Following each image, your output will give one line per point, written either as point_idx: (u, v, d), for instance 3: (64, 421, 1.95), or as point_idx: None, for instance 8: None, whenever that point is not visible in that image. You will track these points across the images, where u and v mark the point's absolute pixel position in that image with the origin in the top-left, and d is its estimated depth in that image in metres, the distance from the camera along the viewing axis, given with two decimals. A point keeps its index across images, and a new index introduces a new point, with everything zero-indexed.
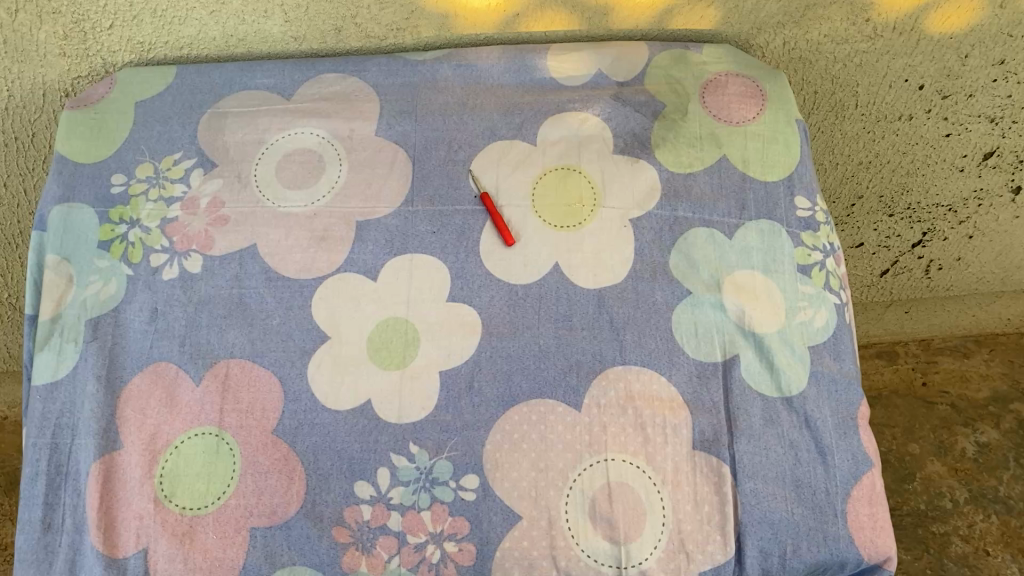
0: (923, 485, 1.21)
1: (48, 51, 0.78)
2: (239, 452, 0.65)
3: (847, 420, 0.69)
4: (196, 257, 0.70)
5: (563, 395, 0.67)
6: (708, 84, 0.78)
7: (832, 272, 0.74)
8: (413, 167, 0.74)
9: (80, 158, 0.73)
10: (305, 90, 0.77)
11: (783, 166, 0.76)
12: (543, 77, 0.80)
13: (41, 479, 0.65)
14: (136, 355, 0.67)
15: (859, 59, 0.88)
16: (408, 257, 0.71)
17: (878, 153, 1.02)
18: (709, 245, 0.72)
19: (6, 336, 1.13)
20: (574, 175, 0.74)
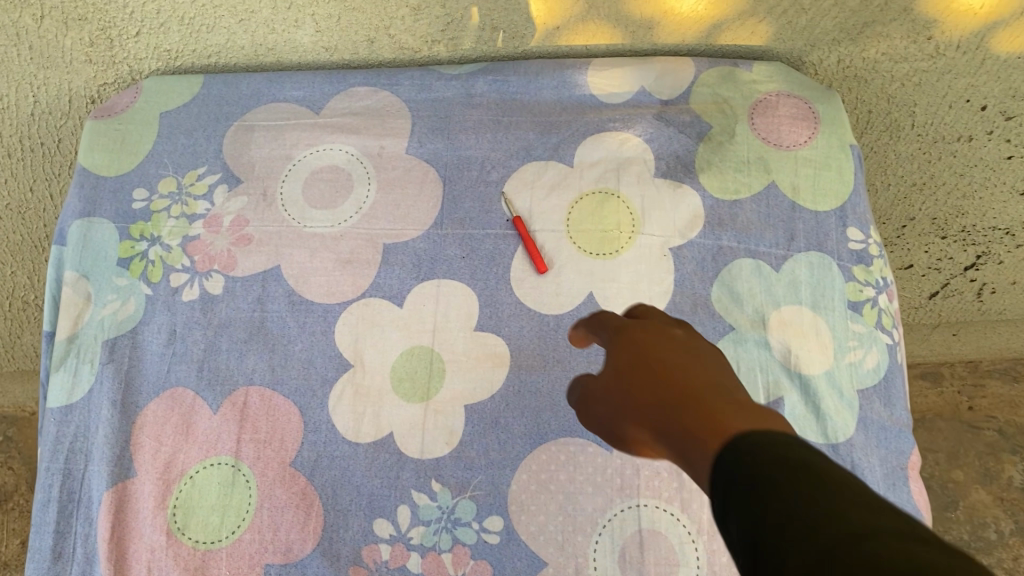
0: (966, 514, 1.16)
1: (74, 58, 0.76)
2: (255, 484, 0.62)
3: (896, 470, 0.65)
4: (218, 278, 0.67)
5: (595, 434, 0.63)
6: (758, 104, 0.74)
7: (885, 309, 0.70)
8: (443, 188, 0.71)
9: (102, 171, 0.71)
10: (335, 104, 0.74)
11: (835, 195, 0.71)
12: (584, 94, 0.76)
13: (53, 506, 0.63)
14: (153, 380, 0.65)
15: (918, 78, 0.83)
16: (435, 284, 0.68)
17: (934, 175, 0.97)
18: (755, 279, 0.68)
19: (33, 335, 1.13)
20: (612, 201, 0.70)
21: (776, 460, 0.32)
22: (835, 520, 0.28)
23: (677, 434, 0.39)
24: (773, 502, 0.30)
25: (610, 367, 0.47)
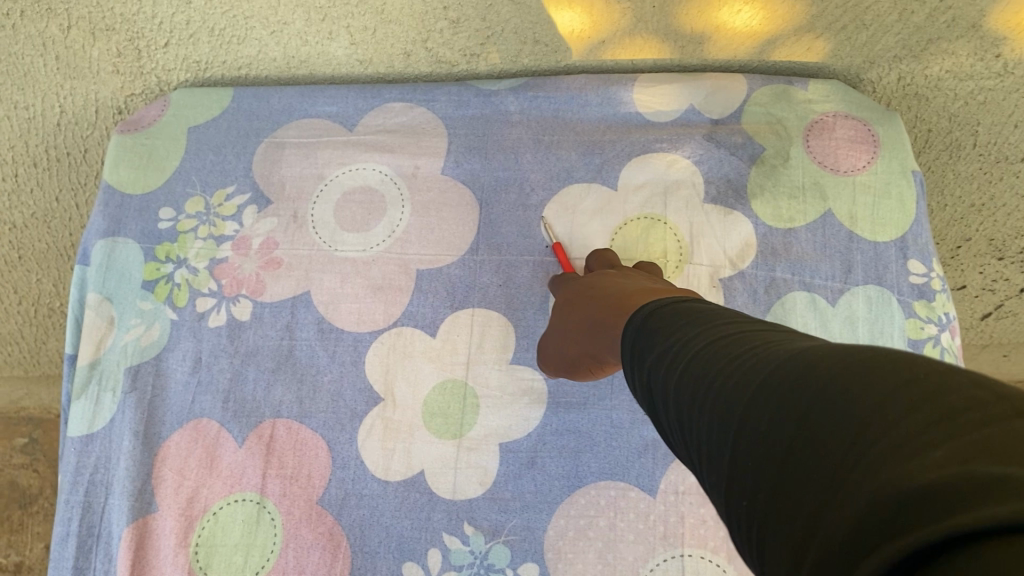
0: None
1: (102, 68, 0.74)
2: (281, 523, 0.60)
3: None
4: (246, 303, 0.65)
5: (636, 478, 0.60)
6: (813, 126, 0.69)
7: (948, 348, 0.65)
8: (480, 212, 0.68)
9: (127, 188, 0.69)
10: (369, 120, 0.70)
11: (895, 224, 0.67)
12: (629, 112, 0.71)
13: (72, 541, 0.61)
14: (177, 410, 0.62)
15: (983, 97, 0.78)
16: (470, 313, 0.65)
17: (994, 196, 0.91)
18: (809, 313, 0.65)
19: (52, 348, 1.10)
20: (659, 228, 0.67)
21: (677, 311, 0.40)
22: (731, 345, 0.34)
23: (613, 313, 0.48)
24: (685, 337, 0.37)
25: (579, 299, 0.55)
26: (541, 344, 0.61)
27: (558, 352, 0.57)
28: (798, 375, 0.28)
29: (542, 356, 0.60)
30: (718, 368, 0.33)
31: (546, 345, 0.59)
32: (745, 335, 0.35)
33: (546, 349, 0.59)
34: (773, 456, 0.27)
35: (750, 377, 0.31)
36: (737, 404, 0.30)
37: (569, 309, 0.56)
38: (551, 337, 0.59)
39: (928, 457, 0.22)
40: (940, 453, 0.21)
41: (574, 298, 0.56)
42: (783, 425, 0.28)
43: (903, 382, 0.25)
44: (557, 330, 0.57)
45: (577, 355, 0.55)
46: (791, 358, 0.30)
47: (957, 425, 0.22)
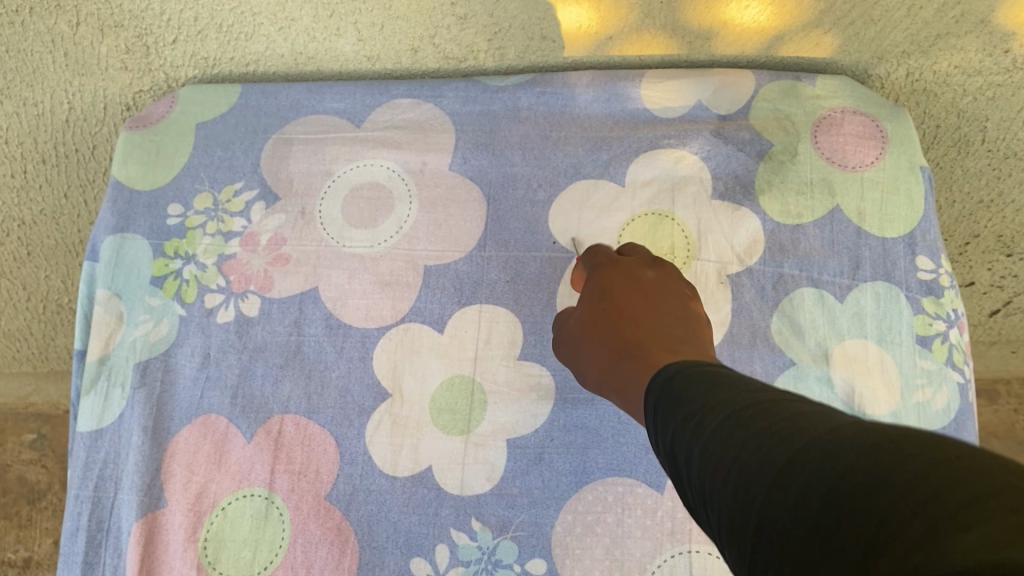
0: None
1: (110, 65, 0.74)
2: (289, 519, 0.60)
3: None
4: (254, 299, 0.65)
5: (644, 474, 0.60)
6: (821, 122, 0.69)
7: (956, 344, 0.65)
8: (488, 208, 0.68)
9: (136, 185, 0.69)
10: (377, 116, 0.70)
11: (904, 220, 0.67)
12: (637, 108, 0.71)
13: (81, 536, 0.61)
14: (185, 406, 0.63)
15: (992, 92, 0.78)
16: (478, 309, 0.65)
17: (1003, 192, 0.91)
18: (818, 309, 0.65)
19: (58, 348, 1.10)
20: (667, 224, 0.67)
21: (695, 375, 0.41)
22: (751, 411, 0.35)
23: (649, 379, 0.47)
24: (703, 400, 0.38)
25: (607, 319, 0.54)
26: (560, 332, 0.59)
27: (575, 358, 0.57)
28: (825, 450, 0.29)
29: (558, 345, 0.59)
30: (740, 434, 0.34)
31: (563, 337, 0.58)
32: (772, 404, 0.35)
33: (564, 342, 0.58)
34: (801, 525, 0.28)
35: (779, 448, 0.31)
36: (770, 467, 0.31)
37: (593, 324, 0.55)
38: (568, 336, 0.57)
39: (967, 536, 0.23)
40: (977, 537, 0.23)
41: (606, 321, 0.54)
42: (811, 499, 0.28)
43: (939, 463, 0.26)
44: (577, 336, 0.56)
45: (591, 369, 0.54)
46: (824, 432, 0.31)
47: (992, 508, 0.23)
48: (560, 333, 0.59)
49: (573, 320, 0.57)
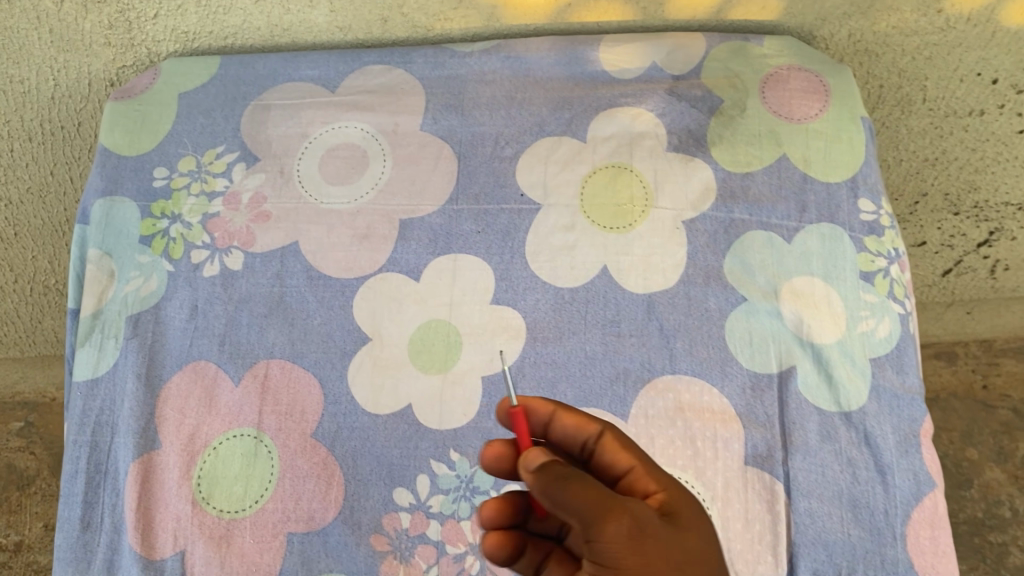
0: (981, 492, 1.13)
1: (94, 41, 0.77)
2: (278, 455, 0.63)
3: (910, 438, 0.65)
4: (238, 254, 0.69)
5: (610, 404, 0.66)
6: (768, 78, 0.74)
7: (897, 280, 0.70)
8: (458, 164, 0.72)
9: (122, 151, 0.73)
10: (350, 82, 0.75)
11: (846, 166, 0.72)
12: (596, 70, 0.76)
13: (81, 477, 0.64)
14: (176, 354, 0.66)
15: (929, 52, 0.83)
16: (452, 258, 0.69)
17: (945, 150, 0.96)
18: (767, 250, 0.69)
19: (40, 339, 1.14)
20: (626, 175, 0.71)
21: None
22: None
23: None
24: None
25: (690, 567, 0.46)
26: (617, 508, 0.45)
27: (617, 559, 0.45)
28: None
29: (578, 497, 0.45)
30: None
31: (619, 513, 0.45)
32: None
33: (618, 536, 0.45)
34: None
35: None
36: None
37: (679, 564, 0.46)
38: (631, 530, 0.45)
39: None
40: None
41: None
42: None
43: None
44: (652, 553, 0.45)
45: (604, 563, 0.45)
46: None
47: None
48: (603, 495, 0.46)
49: (651, 527, 0.46)
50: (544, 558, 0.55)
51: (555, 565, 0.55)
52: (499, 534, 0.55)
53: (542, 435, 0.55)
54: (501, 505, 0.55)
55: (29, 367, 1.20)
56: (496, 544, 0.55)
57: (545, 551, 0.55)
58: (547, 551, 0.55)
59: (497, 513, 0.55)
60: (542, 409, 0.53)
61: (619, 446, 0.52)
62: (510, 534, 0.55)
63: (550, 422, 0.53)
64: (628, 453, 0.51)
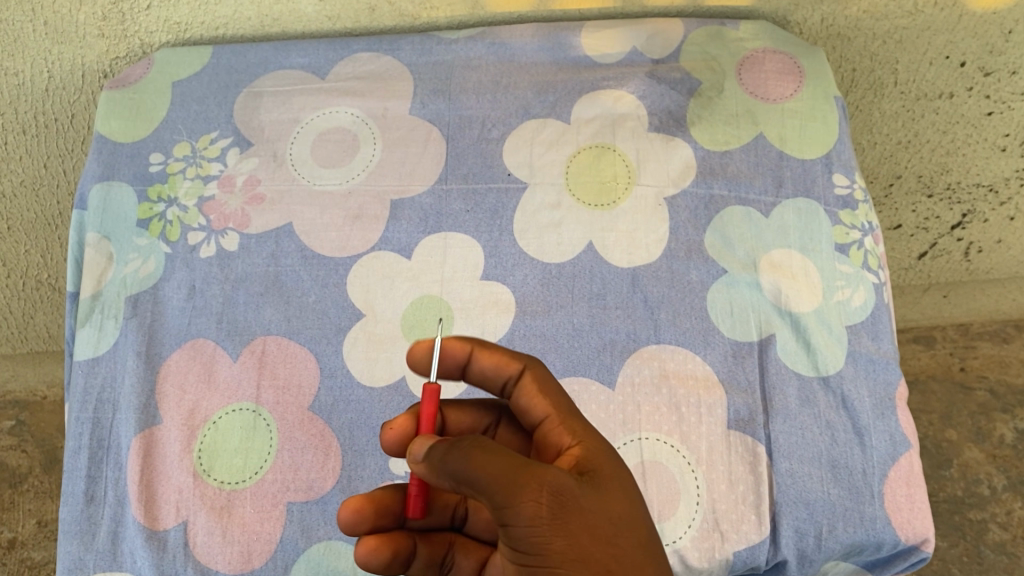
0: (960, 471, 1.16)
1: (88, 32, 0.79)
2: (276, 427, 0.65)
3: (885, 400, 0.68)
4: (233, 235, 0.71)
5: (597, 373, 0.68)
6: (744, 61, 0.77)
7: (871, 251, 0.73)
8: (447, 146, 0.74)
9: (118, 138, 0.75)
10: (339, 69, 0.77)
11: (820, 143, 0.75)
12: (578, 55, 0.78)
13: (84, 453, 0.66)
14: (175, 332, 0.68)
15: (899, 36, 0.85)
16: (442, 236, 0.71)
17: (917, 132, 0.97)
18: (745, 224, 0.72)
19: (32, 335, 1.15)
20: (609, 154, 0.73)
21: None
22: None
23: None
24: None
25: (615, 531, 0.45)
26: (532, 485, 0.44)
27: (541, 541, 0.44)
28: None
29: (489, 476, 0.44)
30: None
31: (536, 492, 0.44)
32: None
33: (537, 516, 0.43)
34: None
35: None
36: None
37: (603, 526, 0.45)
38: (550, 509, 0.44)
39: None
40: None
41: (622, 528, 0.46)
42: None
43: None
44: (576, 529, 0.44)
45: (527, 547, 0.44)
46: None
47: None
48: (511, 469, 0.44)
49: (570, 500, 0.44)
50: (448, 550, 0.57)
51: (463, 552, 0.57)
52: (376, 540, 0.54)
53: (461, 373, 0.56)
54: (364, 507, 0.54)
55: (20, 364, 1.21)
56: (377, 551, 0.53)
57: (448, 543, 0.57)
58: (451, 541, 0.57)
59: (365, 518, 0.54)
60: (460, 351, 0.55)
61: (536, 391, 0.53)
62: (389, 538, 0.54)
63: (468, 363, 0.55)
64: (544, 399, 0.52)
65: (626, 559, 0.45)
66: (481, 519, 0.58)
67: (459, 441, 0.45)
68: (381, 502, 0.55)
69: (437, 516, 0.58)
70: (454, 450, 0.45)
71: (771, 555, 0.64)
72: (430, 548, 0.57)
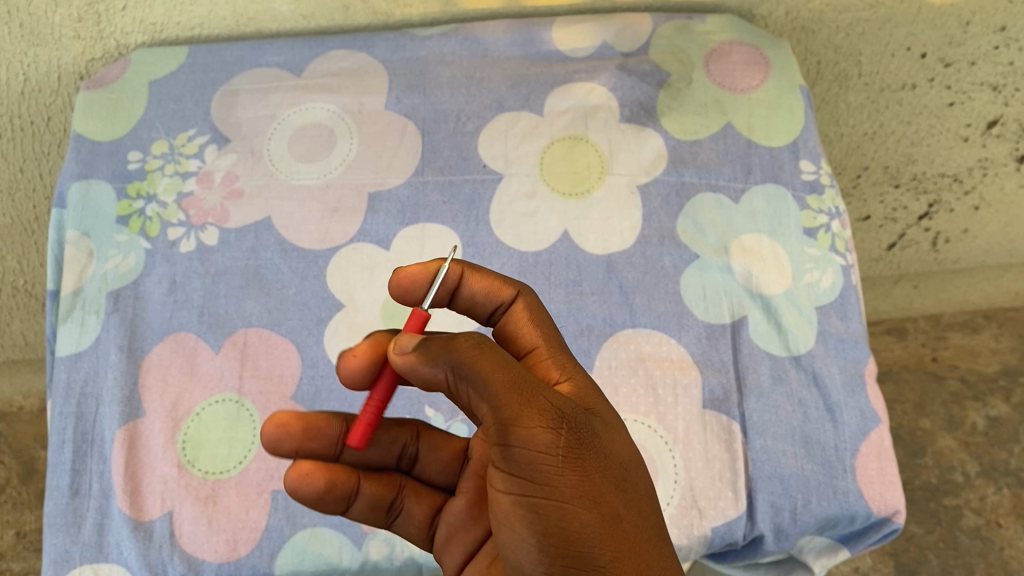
0: (934, 459, 1.18)
1: (63, 34, 0.80)
2: (259, 417, 0.66)
3: (854, 377, 0.70)
4: (212, 230, 0.72)
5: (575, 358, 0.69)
6: (712, 53, 0.79)
7: (838, 235, 0.75)
8: (422, 140, 0.75)
9: (96, 136, 0.75)
10: (314, 66, 0.78)
11: (787, 131, 0.77)
12: (550, 49, 0.80)
13: (68, 446, 0.67)
14: (157, 326, 0.69)
15: (862, 28, 0.87)
16: (420, 226, 0.72)
17: (882, 124, 0.99)
18: (716, 210, 0.74)
19: (9, 343, 1.14)
20: (582, 145, 0.75)
21: None
22: None
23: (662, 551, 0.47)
24: None
25: (618, 476, 0.47)
26: (544, 412, 0.44)
27: (551, 471, 0.44)
28: None
29: (500, 391, 0.43)
30: None
31: (554, 420, 0.44)
32: None
33: (550, 443, 0.43)
34: None
35: None
36: None
37: (604, 465, 0.46)
38: (565, 441, 0.44)
39: None
40: None
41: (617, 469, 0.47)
42: None
43: None
44: (585, 463, 0.45)
45: (533, 475, 0.44)
46: None
47: None
48: (523, 392, 0.44)
49: (583, 437, 0.45)
50: (397, 493, 0.57)
51: (414, 498, 0.57)
52: (309, 467, 0.53)
53: (449, 299, 0.56)
54: (289, 423, 0.53)
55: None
56: (309, 478, 0.52)
57: (397, 485, 0.57)
58: (400, 484, 0.57)
59: (291, 436, 0.53)
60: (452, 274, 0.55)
61: (528, 320, 0.53)
62: (323, 467, 0.53)
63: (458, 288, 0.55)
64: (533, 329, 0.53)
65: (624, 499, 0.47)
66: (433, 463, 0.58)
67: (467, 338, 0.44)
68: (314, 424, 0.54)
69: (383, 455, 0.57)
70: (462, 347, 0.44)
71: (748, 530, 0.66)
72: (376, 489, 0.56)
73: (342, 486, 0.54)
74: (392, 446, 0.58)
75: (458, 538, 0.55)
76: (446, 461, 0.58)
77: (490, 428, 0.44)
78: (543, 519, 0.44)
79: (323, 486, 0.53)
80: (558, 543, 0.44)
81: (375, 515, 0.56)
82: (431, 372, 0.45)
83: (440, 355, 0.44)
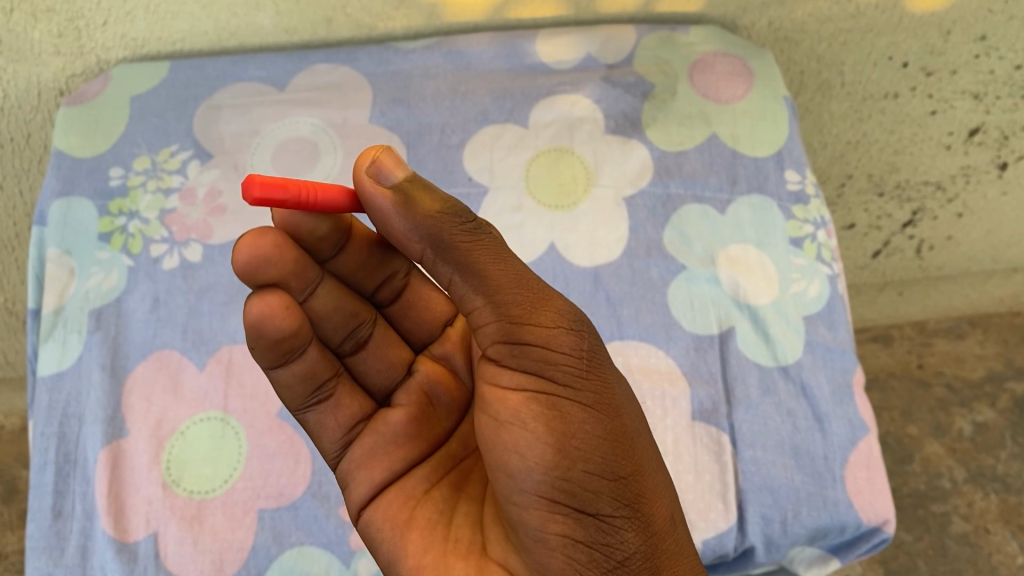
0: (922, 465, 1.18)
1: (44, 50, 0.79)
2: (245, 435, 0.65)
3: (843, 387, 0.70)
4: (196, 246, 0.71)
5: None
6: (696, 64, 0.79)
7: (824, 244, 0.75)
8: (407, 153, 0.75)
9: (77, 153, 0.75)
10: (297, 80, 0.78)
11: (771, 142, 0.77)
12: (534, 61, 0.80)
13: (50, 468, 0.66)
14: (140, 344, 0.68)
15: (843, 39, 0.87)
16: None
17: (866, 133, 0.99)
18: (702, 221, 0.74)
19: None
20: (567, 157, 0.75)
21: None
22: None
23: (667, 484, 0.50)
24: None
25: (628, 399, 0.50)
26: (556, 313, 0.47)
27: (568, 371, 0.46)
28: None
29: (504, 280, 0.46)
30: None
31: (565, 323, 0.47)
32: None
33: (563, 341, 0.46)
34: None
35: None
36: None
37: (616, 385, 0.49)
38: (578, 344, 0.47)
39: None
40: None
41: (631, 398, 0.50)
42: None
43: None
44: (598, 372, 0.48)
45: (550, 373, 0.46)
46: None
47: None
48: (535, 290, 0.47)
49: (596, 347, 0.48)
50: (334, 375, 0.55)
51: (346, 391, 0.56)
52: (288, 302, 0.49)
53: None
54: (285, 251, 0.50)
55: None
56: (286, 312, 0.49)
57: (338, 370, 0.55)
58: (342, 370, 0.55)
59: (271, 263, 0.49)
60: None
61: None
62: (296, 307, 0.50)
63: None
64: None
65: (637, 423, 0.49)
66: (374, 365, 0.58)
67: (456, 218, 0.45)
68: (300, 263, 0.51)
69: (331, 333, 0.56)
70: (451, 227, 0.45)
71: (738, 542, 0.65)
72: (321, 363, 0.54)
73: (301, 339, 0.51)
74: (348, 325, 0.56)
75: (378, 457, 0.54)
76: (392, 364, 0.58)
77: (495, 326, 0.46)
78: (561, 418, 0.46)
79: (285, 329, 0.49)
80: (576, 449, 0.45)
81: (306, 388, 0.54)
82: (413, 240, 0.45)
83: (427, 228, 0.44)
